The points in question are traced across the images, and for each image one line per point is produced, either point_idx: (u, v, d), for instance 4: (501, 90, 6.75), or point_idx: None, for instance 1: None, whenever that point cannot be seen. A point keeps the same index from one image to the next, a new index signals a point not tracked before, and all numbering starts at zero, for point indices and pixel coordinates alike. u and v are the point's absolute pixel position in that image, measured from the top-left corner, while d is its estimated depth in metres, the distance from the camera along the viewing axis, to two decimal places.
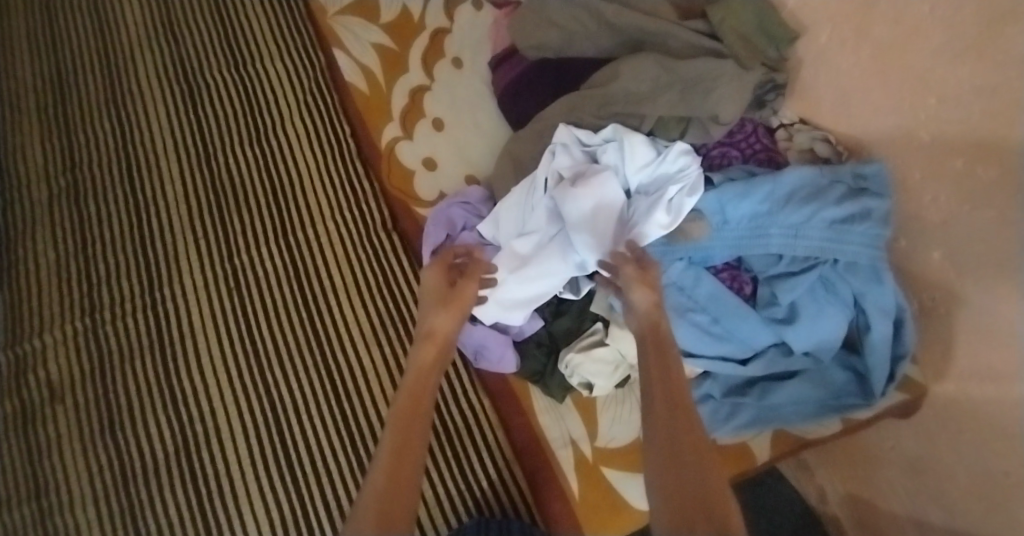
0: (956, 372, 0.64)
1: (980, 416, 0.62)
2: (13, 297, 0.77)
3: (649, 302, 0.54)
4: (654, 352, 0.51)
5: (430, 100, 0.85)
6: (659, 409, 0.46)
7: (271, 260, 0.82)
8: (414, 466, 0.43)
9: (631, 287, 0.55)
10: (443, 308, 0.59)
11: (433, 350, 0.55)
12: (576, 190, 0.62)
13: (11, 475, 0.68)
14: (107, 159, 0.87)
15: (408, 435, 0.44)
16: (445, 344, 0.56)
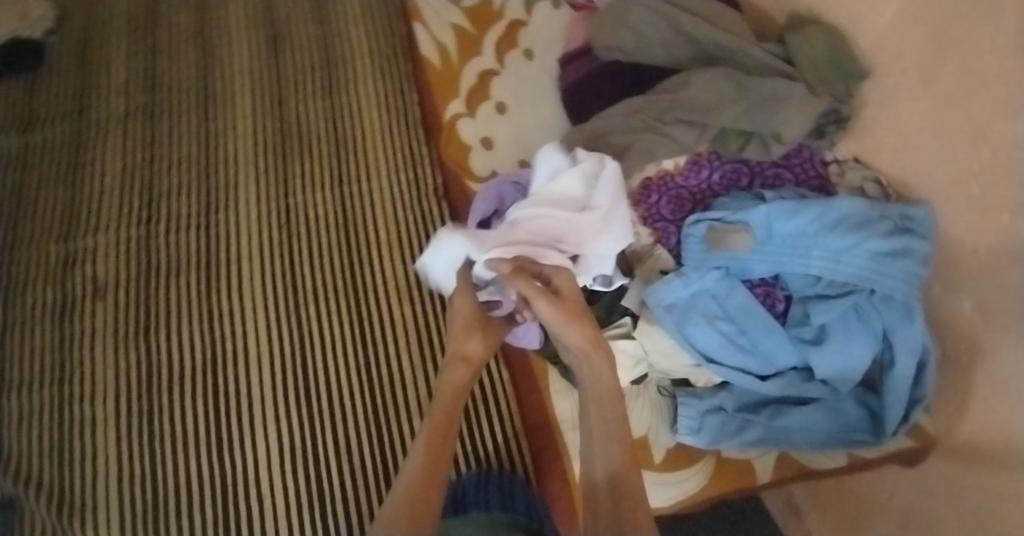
0: (967, 425, 0.65)
1: (983, 473, 0.62)
2: (76, 196, 0.81)
3: (584, 339, 0.59)
4: (602, 393, 0.57)
5: (498, 84, 0.88)
6: (601, 448, 0.54)
7: (318, 204, 0.83)
8: (438, 482, 0.53)
9: (564, 329, 0.59)
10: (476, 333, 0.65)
11: (464, 374, 0.63)
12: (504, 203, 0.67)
13: (54, 357, 0.74)
14: (180, 80, 0.90)
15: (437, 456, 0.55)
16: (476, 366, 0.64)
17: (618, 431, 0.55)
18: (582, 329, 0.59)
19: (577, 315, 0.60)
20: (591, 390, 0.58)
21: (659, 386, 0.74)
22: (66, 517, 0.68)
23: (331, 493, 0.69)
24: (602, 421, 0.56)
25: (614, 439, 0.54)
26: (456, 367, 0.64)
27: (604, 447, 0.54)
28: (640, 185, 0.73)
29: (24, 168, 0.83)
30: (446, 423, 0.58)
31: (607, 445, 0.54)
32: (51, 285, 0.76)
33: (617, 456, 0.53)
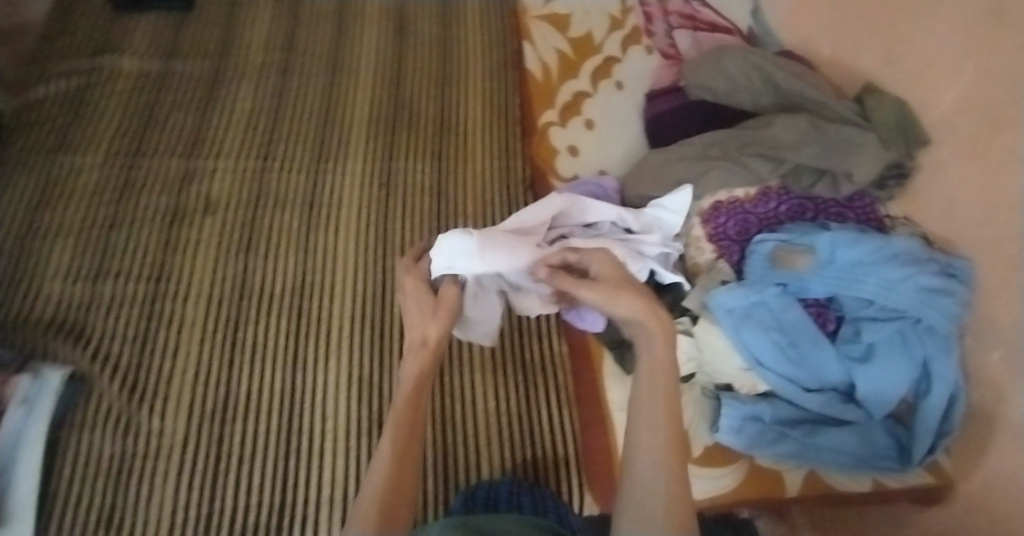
0: (985, 472, 0.69)
1: (997, 518, 0.65)
2: (203, 123, 0.90)
3: (638, 306, 0.48)
4: (652, 371, 0.46)
5: (590, 104, 0.99)
6: (650, 434, 0.43)
7: (414, 173, 0.91)
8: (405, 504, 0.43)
9: (614, 303, 0.49)
10: (436, 314, 0.53)
11: (427, 360, 0.50)
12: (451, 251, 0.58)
13: (155, 254, 0.80)
14: (310, 47, 1.00)
15: (402, 475, 0.44)
16: (439, 351, 0.51)
17: (667, 416, 0.44)
18: (631, 301, 0.48)
19: (621, 290, 0.49)
20: (644, 367, 0.46)
21: (703, 387, 0.78)
22: (138, 398, 0.72)
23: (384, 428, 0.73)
24: (650, 403, 0.44)
25: (661, 422, 0.43)
26: (415, 353, 0.51)
27: (646, 440, 0.43)
28: (711, 206, 0.81)
29: (160, 91, 0.92)
30: (409, 430, 0.47)
31: (650, 430, 0.43)
32: (167, 193, 0.84)
33: (660, 452, 0.42)
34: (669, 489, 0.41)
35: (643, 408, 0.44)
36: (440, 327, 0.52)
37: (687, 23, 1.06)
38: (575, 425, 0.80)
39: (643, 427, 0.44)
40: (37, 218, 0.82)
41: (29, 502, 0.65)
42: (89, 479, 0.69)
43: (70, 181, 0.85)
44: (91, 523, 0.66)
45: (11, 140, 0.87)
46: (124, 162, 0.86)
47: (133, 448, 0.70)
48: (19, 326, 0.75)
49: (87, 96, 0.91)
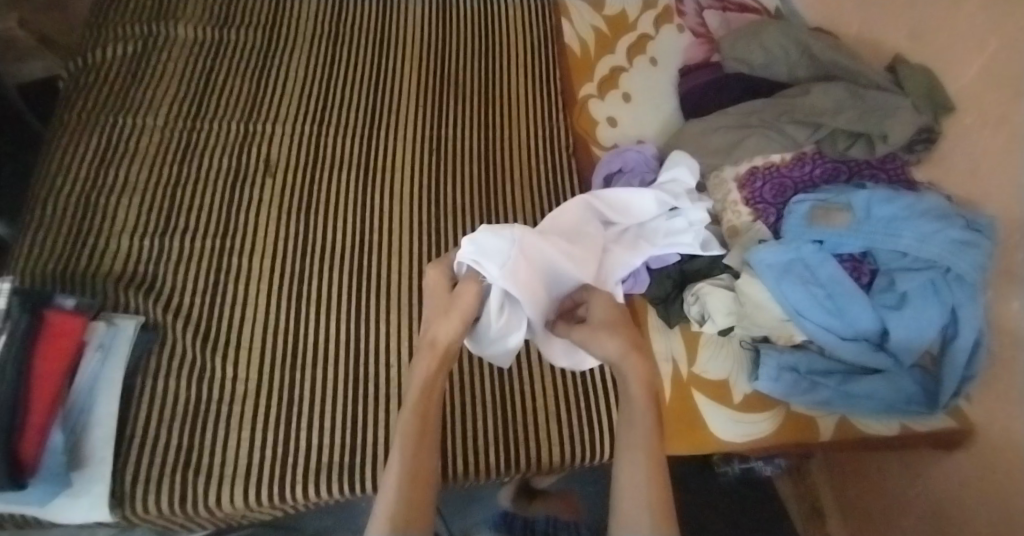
0: (1001, 419, 0.71)
1: (1012, 461, 0.68)
2: (263, 93, 0.95)
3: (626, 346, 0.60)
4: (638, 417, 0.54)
5: (627, 77, 1.03)
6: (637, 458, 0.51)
7: (458, 140, 0.95)
8: (427, 475, 0.51)
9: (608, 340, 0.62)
10: (445, 315, 0.61)
11: (435, 360, 0.59)
12: (484, 248, 0.60)
13: (217, 214, 0.85)
14: (356, 23, 1.05)
15: (420, 454, 0.52)
16: (444, 354, 0.60)
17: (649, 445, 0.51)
18: (613, 343, 0.60)
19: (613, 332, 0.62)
20: (630, 415, 0.55)
21: (741, 340, 0.81)
22: (209, 347, 0.78)
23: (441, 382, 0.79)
24: (630, 444, 0.52)
25: (640, 456, 0.51)
26: (425, 353, 0.60)
27: (629, 472, 0.50)
28: (748, 170, 0.85)
29: (217, 60, 0.97)
30: (422, 420, 0.55)
31: (632, 467, 0.50)
32: (229, 157, 0.89)
33: (643, 483, 0.49)
34: (648, 492, 0.48)
35: (627, 446, 0.52)
36: (449, 330, 0.60)
37: (716, 2, 1.10)
38: None
39: (626, 461, 0.51)
40: (102, 176, 0.86)
41: (109, 440, 0.69)
42: (166, 419, 0.73)
43: (133, 142, 0.89)
44: (169, 460, 0.71)
45: (73, 102, 0.91)
46: (185, 127, 0.91)
47: (207, 393, 0.75)
48: (91, 275, 0.79)
49: (146, 62, 0.95)
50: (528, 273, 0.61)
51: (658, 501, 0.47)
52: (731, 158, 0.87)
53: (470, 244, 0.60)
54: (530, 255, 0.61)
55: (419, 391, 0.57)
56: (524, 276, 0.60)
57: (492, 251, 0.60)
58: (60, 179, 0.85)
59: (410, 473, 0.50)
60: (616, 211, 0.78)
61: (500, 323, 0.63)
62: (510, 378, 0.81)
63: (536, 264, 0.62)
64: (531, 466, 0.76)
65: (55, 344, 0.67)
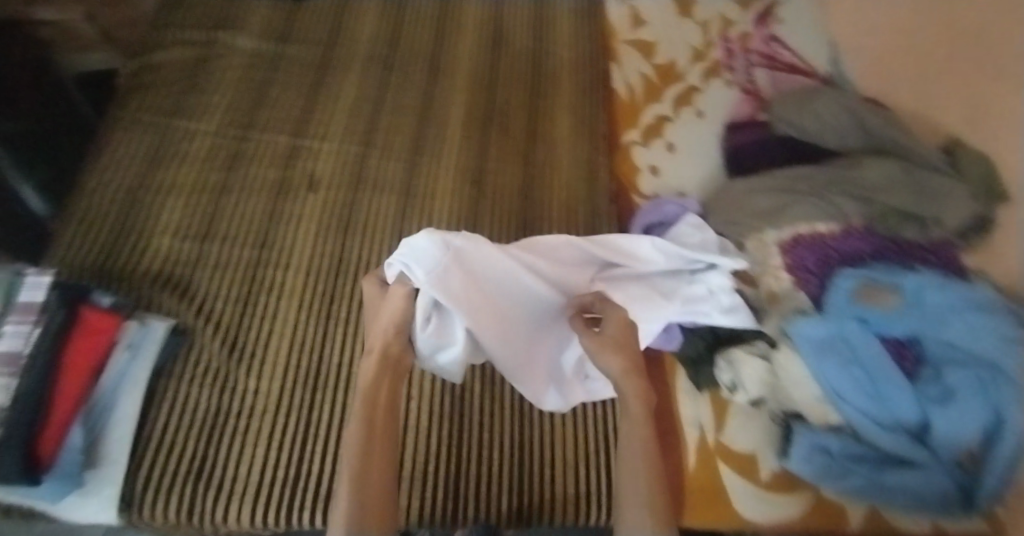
0: None
1: None
2: (314, 109, 0.96)
3: (620, 367, 0.69)
4: (637, 425, 0.66)
5: (672, 127, 1.03)
6: (636, 460, 0.64)
7: (498, 176, 0.96)
8: (377, 479, 0.61)
9: (608, 355, 0.70)
10: (376, 323, 0.68)
11: (378, 367, 0.67)
12: (418, 254, 0.65)
13: (257, 224, 0.86)
14: (410, 49, 1.06)
15: (369, 464, 0.61)
16: (384, 358, 0.67)
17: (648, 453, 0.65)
18: (611, 360, 0.70)
19: (616, 348, 0.70)
20: (630, 421, 0.67)
21: (772, 415, 0.80)
22: (235, 359, 0.77)
23: (462, 422, 0.79)
24: (631, 460, 0.65)
25: (642, 474, 0.63)
26: (369, 359, 0.67)
27: (633, 488, 0.63)
28: (791, 237, 0.85)
29: (273, 71, 0.99)
30: (368, 430, 0.63)
31: (635, 485, 0.63)
32: (275, 169, 0.90)
33: (643, 496, 0.61)
34: (649, 495, 0.62)
35: (628, 465, 0.65)
36: (383, 338, 0.67)
37: (767, 62, 1.10)
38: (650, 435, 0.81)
39: (630, 476, 0.64)
40: (150, 175, 0.87)
41: (127, 440, 0.69)
42: (182, 427, 0.72)
43: (184, 145, 0.90)
44: (181, 469, 0.69)
45: (130, 100, 0.93)
46: (236, 134, 0.92)
47: (225, 404, 0.74)
48: (130, 276, 0.79)
49: (203, 67, 0.97)
50: (457, 283, 0.66)
51: (655, 502, 0.61)
52: (774, 224, 0.87)
53: (406, 251, 0.65)
54: (461, 266, 0.67)
55: (363, 403, 0.65)
56: (452, 286, 0.65)
57: (420, 255, 0.65)
58: (111, 173, 0.86)
59: (362, 481, 0.60)
60: (617, 256, 0.76)
61: (428, 332, 0.67)
62: (532, 422, 0.79)
63: (467, 276, 0.67)
64: (545, 521, 0.74)
65: (86, 341, 0.66)
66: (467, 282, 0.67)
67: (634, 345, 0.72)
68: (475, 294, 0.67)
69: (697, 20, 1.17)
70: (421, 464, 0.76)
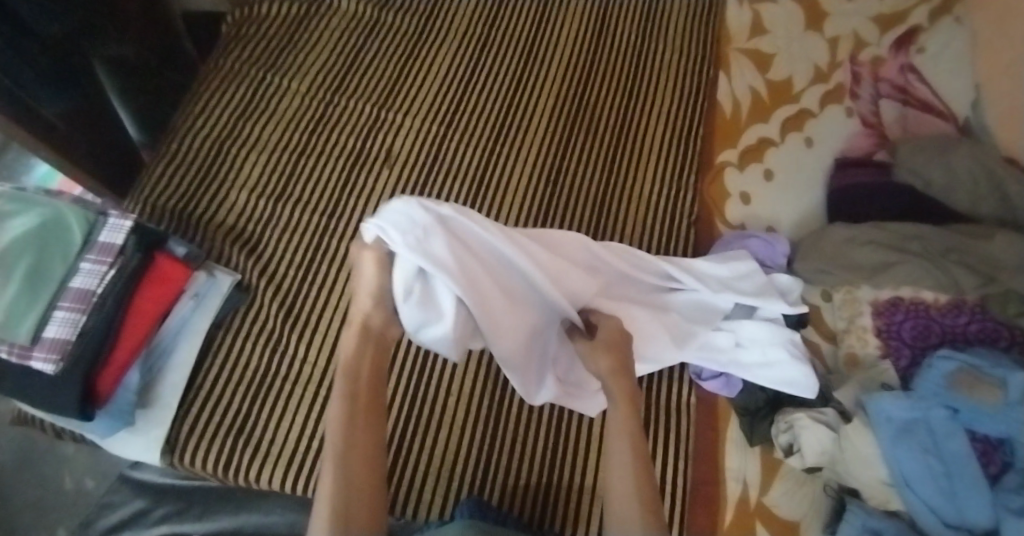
0: None
1: None
2: (403, 81, 0.95)
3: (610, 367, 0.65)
4: (627, 435, 0.60)
5: (773, 153, 0.95)
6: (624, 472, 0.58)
7: (574, 178, 0.91)
8: (366, 468, 0.55)
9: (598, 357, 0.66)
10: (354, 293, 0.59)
11: (362, 341, 0.59)
12: (395, 217, 0.55)
13: (329, 192, 0.85)
14: (508, 31, 1.02)
15: (353, 450, 0.55)
16: (364, 330, 0.59)
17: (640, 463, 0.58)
18: (601, 362, 0.65)
19: (606, 350, 0.66)
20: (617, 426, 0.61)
21: (825, 484, 0.74)
22: (292, 324, 0.78)
23: (497, 428, 0.77)
24: (619, 457, 0.59)
25: (628, 473, 0.57)
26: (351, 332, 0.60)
27: (623, 487, 0.56)
28: (890, 299, 0.79)
29: (368, 39, 0.98)
30: (356, 412, 0.57)
31: (624, 477, 0.57)
32: (356, 139, 0.89)
33: (633, 498, 0.55)
34: (640, 513, 0.54)
35: (616, 464, 0.58)
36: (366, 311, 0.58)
37: (896, 95, 0.99)
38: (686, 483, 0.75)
39: (618, 476, 0.58)
40: (237, 127, 0.88)
41: (177, 388, 0.71)
42: (232, 381, 0.74)
43: (273, 101, 0.91)
44: (225, 422, 0.71)
45: (231, 49, 0.95)
46: (324, 98, 0.92)
47: (276, 368, 0.75)
48: (202, 224, 0.81)
49: (304, 26, 0.98)
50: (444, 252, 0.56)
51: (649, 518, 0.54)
52: (872, 281, 0.80)
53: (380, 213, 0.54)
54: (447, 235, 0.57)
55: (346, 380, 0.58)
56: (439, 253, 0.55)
57: (399, 219, 0.55)
58: (202, 119, 0.88)
59: (346, 469, 0.54)
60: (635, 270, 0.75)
61: (414, 304, 0.56)
62: (565, 444, 0.75)
63: (454, 245, 0.57)
64: None
65: (156, 289, 0.67)
66: (455, 253, 0.57)
67: (626, 349, 0.67)
68: (462, 260, 0.57)
69: (825, 36, 1.07)
70: (450, 466, 0.74)
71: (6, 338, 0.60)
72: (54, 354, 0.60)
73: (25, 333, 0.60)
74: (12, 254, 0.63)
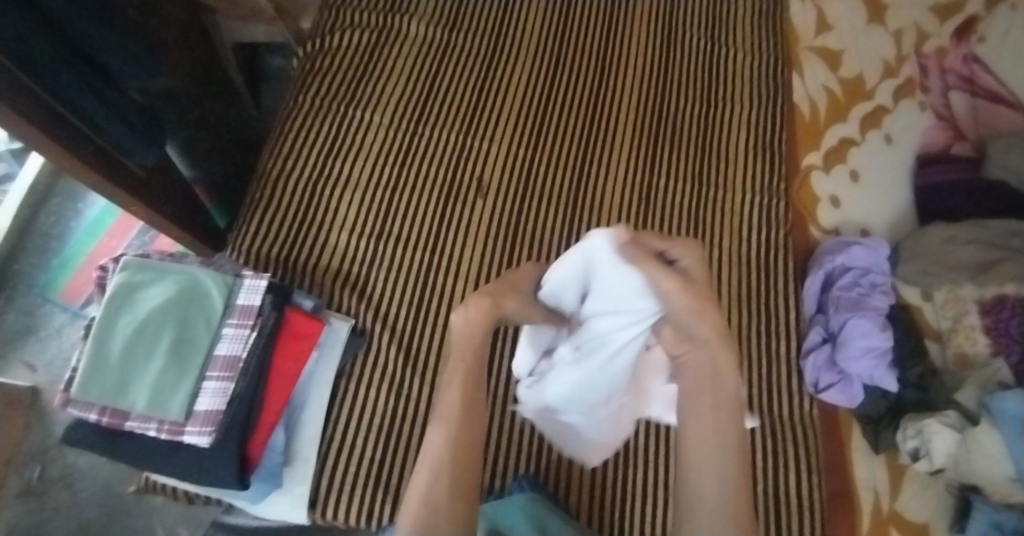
0: None
1: None
2: (485, 105, 0.93)
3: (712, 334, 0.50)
4: (710, 411, 0.51)
5: (856, 153, 0.96)
6: (714, 448, 0.49)
7: (666, 192, 0.90)
8: (473, 447, 0.53)
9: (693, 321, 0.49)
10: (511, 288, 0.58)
11: (484, 315, 0.55)
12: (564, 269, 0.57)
13: (430, 227, 0.83)
14: (579, 43, 1.01)
15: (471, 422, 0.54)
16: (491, 314, 0.56)
17: (733, 443, 0.50)
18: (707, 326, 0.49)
19: (707, 306, 0.49)
20: (708, 402, 0.51)
21: (948, 484, 0.75)
22: (410, 364, 0.75)
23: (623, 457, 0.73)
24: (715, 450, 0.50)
25: (732, 465, 0.49)
26: (476, 300, 0.56)
27: (714, 473, 0.49)
28: (994, 297, 0.81)
29: (442, 63, 0.96)
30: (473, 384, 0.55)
31: (715, 456, 0.49)
32: (448, 169, 0.87)
33: (730, 492, 0.48)
34: (731, 494, 0.48)
35: (710, 448, 0.50)
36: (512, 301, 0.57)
37: (966, 86, 1.01)
38: (822, 496, 0.74)
39: (714, 462, 0.49)
40: (326, 165, 0.86)
41: (314, 440, 0.70)
42: (362, 431, 0.71)
43: (359, 136, 0.88)
44: (364, 472, 0.69)
45: (309, 84, 0.92)
46: (408, 129, 0.90)
47: (400, 412, 0.72)
48: (313, 273, 0.79)
49: (379, 55, 0.96)
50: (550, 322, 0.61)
51: (740, 509, 0.47)
52: (977, 281, 0.82)
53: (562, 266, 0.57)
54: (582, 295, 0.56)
55: (465, 368, 0.55)
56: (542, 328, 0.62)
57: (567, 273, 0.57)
58: (290, 161, 0.86)
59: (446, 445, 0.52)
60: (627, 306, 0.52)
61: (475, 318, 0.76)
62: None
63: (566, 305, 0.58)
64: None
65: (293, 345, 0.66)
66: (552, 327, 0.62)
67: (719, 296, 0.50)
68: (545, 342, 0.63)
69: (889, 29, 1.07)
70: (580, 498, 0.71)
71: (157, 416, 0.59)
72: (209, 427, 0.59)
73: (177, 409, 0.59)
74: (154, 327, 0.61)
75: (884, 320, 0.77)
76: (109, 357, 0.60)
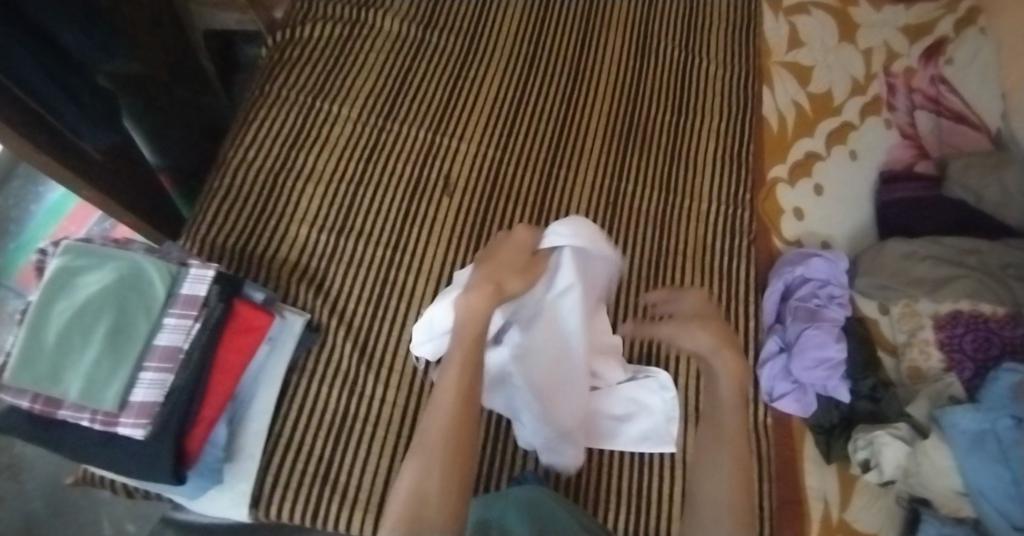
0: None
1: None
2: (455, 103, 0.93)
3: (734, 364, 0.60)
4: (714, 428, 0.61)
5: (821, 167, 0.97)
6: (722, 460, 0.59)
7: (632, 196, 0.90)
8: (465, 442, 0.54)
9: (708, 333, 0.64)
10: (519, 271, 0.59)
11: (488, 300, 0.56)
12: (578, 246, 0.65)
13: (392, 223, 0.82)
14: (553, 46, 1.01)
15: (465, 416, 0.55)
16: (493, 298, 0.56)
17: (734, 456, 0.59)
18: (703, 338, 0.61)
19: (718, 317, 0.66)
20: (717, 414, 0.61)
21: (898, 495, 0.75)
22: (364, 361, 0.74)
23: None
24: (722, 455, 0.60)
25: (728, 466, 0.59)
26: (480, 289, 0.56)
27: (714, 479, 0.59)
28: (949, 313, 0.82)
29: (414, 59, 0.95)
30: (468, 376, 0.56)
31: (719, 464, 0.59)
32: (414, 165, 0.87)
33: (731, 494, 0.58)
34: (728, 498, 0.58)
35: (714, 457, 0.60)
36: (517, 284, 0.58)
37: (931, 106, 1.03)
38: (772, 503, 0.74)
39: (712, 467, 0.60)
40: (291, 157, 0.85)
41: (259, 436, 0.69)
42: (311, 427, 0.70)
43: (325, 129, 0.88)
44: (310, 469, 0.68)
45: (277, 75, 0.91)
46: (376, 124, 0.89)
47: (350, 410, 0.71)
48: (270, 265, 0.78)
49: (350, 49, 0.95)
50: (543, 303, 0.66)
51: (740, 516, 0.57)
52: (932, 296, 0.82)
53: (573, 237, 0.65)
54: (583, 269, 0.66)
55: (462, 359, 0.55)
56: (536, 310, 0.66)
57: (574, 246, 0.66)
58: (253, 151, 0.84)
59: (447, 440, 0.53)
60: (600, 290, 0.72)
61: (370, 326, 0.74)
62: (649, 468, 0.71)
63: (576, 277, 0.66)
64: None
65: (240, 338, 0.65)
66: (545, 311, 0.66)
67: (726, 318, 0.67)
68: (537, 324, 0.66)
69: (859, 48, 1.09)
70: None
71: (89, 406, 0.57)
72: (145, 418, 0.57)
73: (111, 400, 0.57)
74: (90, 314, 0.59)
75: (839, 332, 0.78)
76: (43, 344, 0.58)
